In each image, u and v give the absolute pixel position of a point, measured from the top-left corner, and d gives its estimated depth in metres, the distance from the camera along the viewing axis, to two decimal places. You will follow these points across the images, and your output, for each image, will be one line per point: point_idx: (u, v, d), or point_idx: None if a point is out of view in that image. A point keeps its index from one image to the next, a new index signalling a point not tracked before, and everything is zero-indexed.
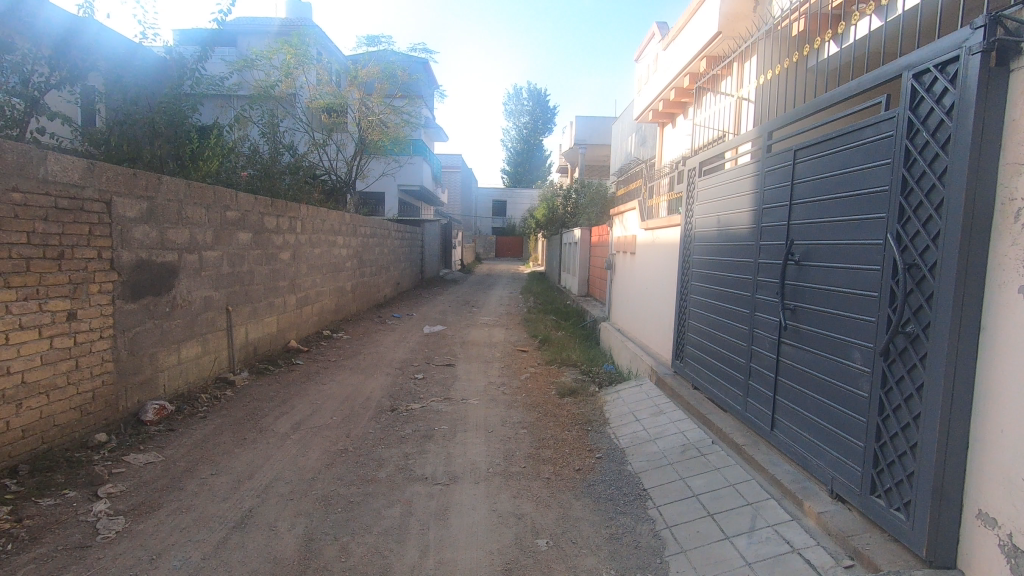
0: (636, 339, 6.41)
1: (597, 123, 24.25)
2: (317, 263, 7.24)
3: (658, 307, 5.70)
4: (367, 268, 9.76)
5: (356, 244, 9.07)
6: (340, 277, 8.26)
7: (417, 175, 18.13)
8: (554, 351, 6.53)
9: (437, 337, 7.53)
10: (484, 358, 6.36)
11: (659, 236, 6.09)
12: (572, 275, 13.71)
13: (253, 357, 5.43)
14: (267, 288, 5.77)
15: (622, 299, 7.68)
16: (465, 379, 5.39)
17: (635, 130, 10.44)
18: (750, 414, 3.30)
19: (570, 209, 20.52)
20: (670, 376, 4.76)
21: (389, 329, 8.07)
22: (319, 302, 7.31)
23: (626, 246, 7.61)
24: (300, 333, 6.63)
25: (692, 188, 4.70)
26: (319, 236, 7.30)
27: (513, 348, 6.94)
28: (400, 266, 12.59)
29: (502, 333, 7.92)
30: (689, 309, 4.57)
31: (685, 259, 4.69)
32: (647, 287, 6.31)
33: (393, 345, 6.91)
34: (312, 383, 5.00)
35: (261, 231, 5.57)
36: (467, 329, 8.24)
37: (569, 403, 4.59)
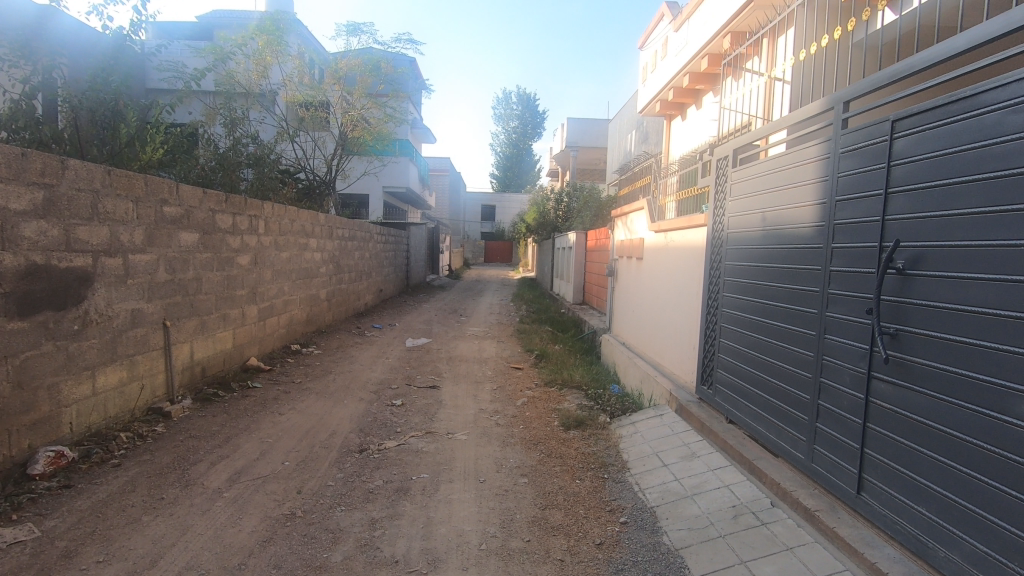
0: (646, 357, 5.66)
1: (590, 125, 23.59)
2: (284, 269, 6.41)
3: (675, 321, 4.96)
4: (345, 274, 8.93)
5: (332, 248, 8.25)
6: (313, 285, 7.42)
7: (402, 176, 17.31)
8: (553, 369, 5.76)
9: (421, 352, 6.73)
10: (473, 378, 5.56)
11: (671, 239, 5.36)
12: (566, 281, 12.96)
13: (200, 381, 4.60)
14: (220, 297, 4.94)
15: (626, 309, 6.94)
16: (450, 406, 4.59)
17: (635, 127, 9.75)
18: (821, 468, 2.55)
19: (563, 213, 19.78)
20: (694, 404, 4.01)
21: (367, 343, 7.24)
22: (286, 313, 6.48)
23: (630, 250, 6.87)
24: (263, 349, 5.80)
25: (720, 182, 3.94)
26: (287, 238, 6.47)
27: (506, 365, 6.16)
28: (383, 271, 11.75)
29: (493, 347, 7.13)
30: (719, 325, 3.82)
31: (713, 266, 3.95)
32: (658, 298, 5.57)
33: (370, 362, 6.08)
34: (267, 413, 4.18)
35: (212, 231, 4.75)
36: (455, 343, 7.44)
37: (576, 438, 3.81)
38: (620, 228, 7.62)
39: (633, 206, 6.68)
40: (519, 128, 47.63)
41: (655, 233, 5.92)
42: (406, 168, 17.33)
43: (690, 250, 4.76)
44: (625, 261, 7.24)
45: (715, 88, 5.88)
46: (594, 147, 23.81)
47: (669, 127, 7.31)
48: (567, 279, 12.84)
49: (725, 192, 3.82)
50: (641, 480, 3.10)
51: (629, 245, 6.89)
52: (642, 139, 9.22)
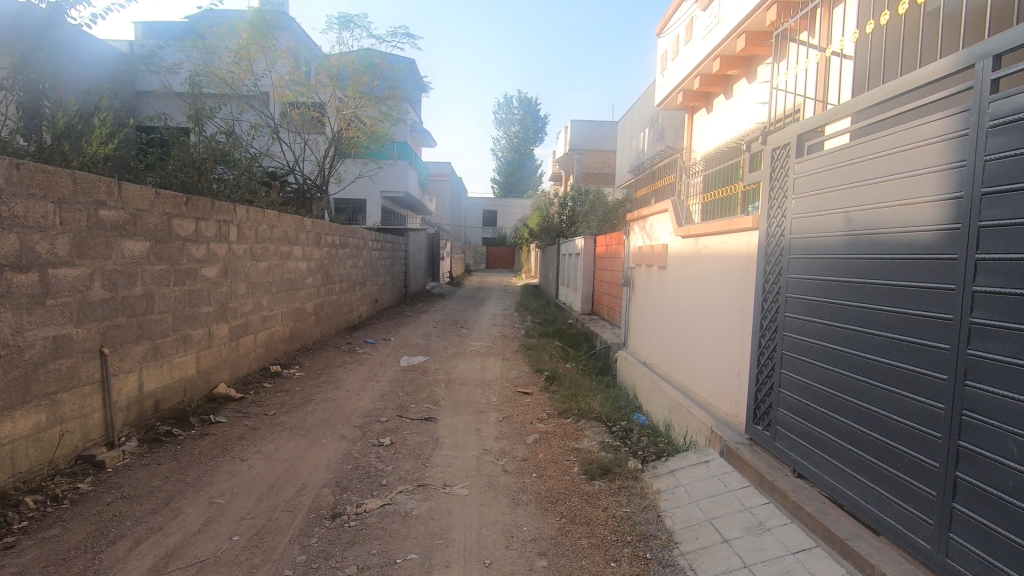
0: (676, 381, 4.93)
1: (593, 127, 22.92)
2: (262, 281, 5.70)
3: (714, 341, 4.23)
4: (335, 285, 8.22)
5: (320, 257, 7.54)
6: (298, 297, 6.72)
7: (401, 180, 16.62)
8: (567, 396, 5.02)
9: (417, 373, 6.00)
10: (476, 408, 4.83)
11: (702, 245, 4.63)
12: (573, 290, 12.25)
13: (152, 416, 3.89)
14: (179, 316, 4.23)
15: (646, 324, 6.20)
16: (448, 445, 3.87)
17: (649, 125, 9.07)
18: (962, 568, 1.81)
19: (568, 218, 19.08)
20: (744, 447, 3.27)
21: (357, 362, 6.52)
22: (264, 330, 5.77)
23: (650, 259, 6.14)
24: (234, 373, 5.09)
25: (777, 177, 3.21)
26: (265, 246, 5.76)
27: (513, 390, 5.43)
28: (378, 281, 11.03)
29: (497, 367, 6.39)
30: (780, 354, 3.07)
31: (770, 279, 3.22)
32: (688, 313, 4.84)
33: (357, 387, 5.35)
34: (227, 458, 3.47)
35: (167, 239, 4.05)
36: (455, 361, 6.70)
37: (603, 494, 3.09)
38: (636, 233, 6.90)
39: (654, 209, 5.97)
40: (521, 133, 47.04)
41: (681, 237, 5.19)
42: (405, 172, 16.63)
43: (731, 259, 4.02)
44: (643, 269, 6.50)
45: (749, 73, 5.17)
46: (598, 150, 23.12)
47: (690, 121, 6.60)
48: (575, 287, 12.10)
49: (786, 188, 3.08)
50: (696, 565, 2.37)
51: (649, 252, 6.16)
52: (658, 138, 8.51)
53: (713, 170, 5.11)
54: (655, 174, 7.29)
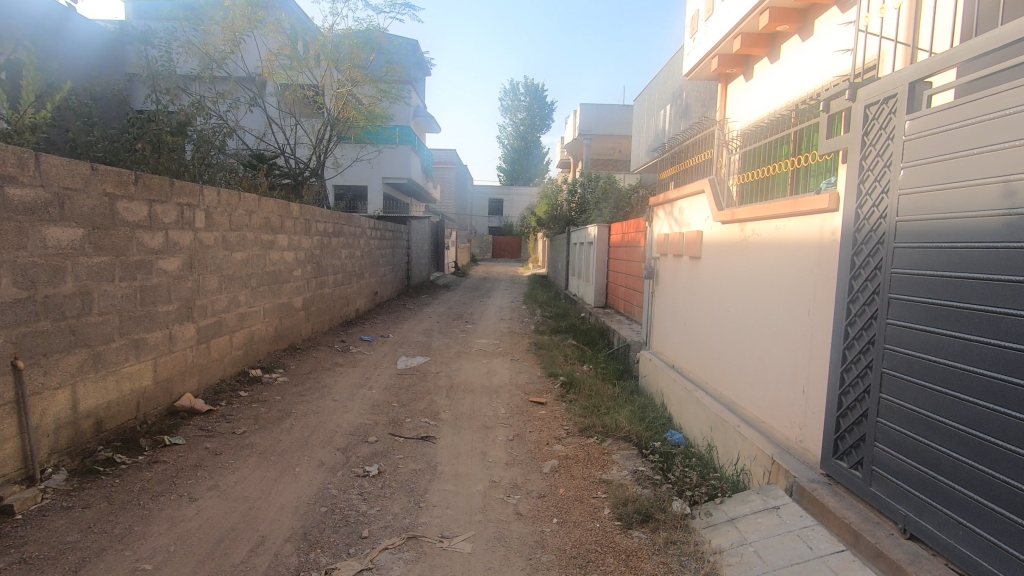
0: (716, 392, 4.23)
1: (604, 110, 21.98)
2: (238, 274, 5.02)
3: (768, 348, 3.52)
4: (327, 277, 7.53)
5: (310, 246, 6.85)
6: (283, 292, 6.04)
7: (403, 166, 15.89)
8: (587, 408, 4.32)
9: (415, 378, 5.31)
10: (481, 423, 4.13)
11: (748, 231, 3.88)
12: (585, 281, 11.51)
13: (92, 439, 3.22)
14: (129, 317, 3.56)
15: (673, 322, 5.48)
16: (448, 476, 3.17)
17: (672, 101, 8.26)
18: None
19: (577, 206, 18.31)
20: (824, 489, 2.58)
21: (349, 363, 5.84)
22: (241, 330, 5.09)
23: (679, 248, 5.38)
24: (203, 381, 4.42)
25: (875, 142, 2.46)
26: (242, 234, 5.06)
27: (524, 399, 4.73)
28: (377, 272, 10.34)
29: (505, 370, 5.69)
30: (877, 372, 2.37)
31: (862, 275, 2.49)
32: (730, 312, 4.12)
33: (346, 396, 4.66)
34: (173, 496, 2.79)
35: (110, 225, 3.37)
36: (459, 362, 6.01)
37: (644, 553, 2.40)
38: (661, 220, 6.15)
39: (685, 191, 5.20)
40: (527, 120, 46.06)
41: (719, 223, 4.43)
42: (407, 157, 15.90)
43: (790, 249, 3.29)
44: (669, 259, 5.75)
45: (803, 31, 4.37)
46: (607, 135, 22.24)
47: (724, 92, 5.80)
48: (587, 278, 11.37)
49: (891, 156, 2.34)
50: None
51: (678, 240, 5.40)
52: (683, 114, 7.71)
53: (760, 146, 4.34)
54: (685, 153, 6.47)
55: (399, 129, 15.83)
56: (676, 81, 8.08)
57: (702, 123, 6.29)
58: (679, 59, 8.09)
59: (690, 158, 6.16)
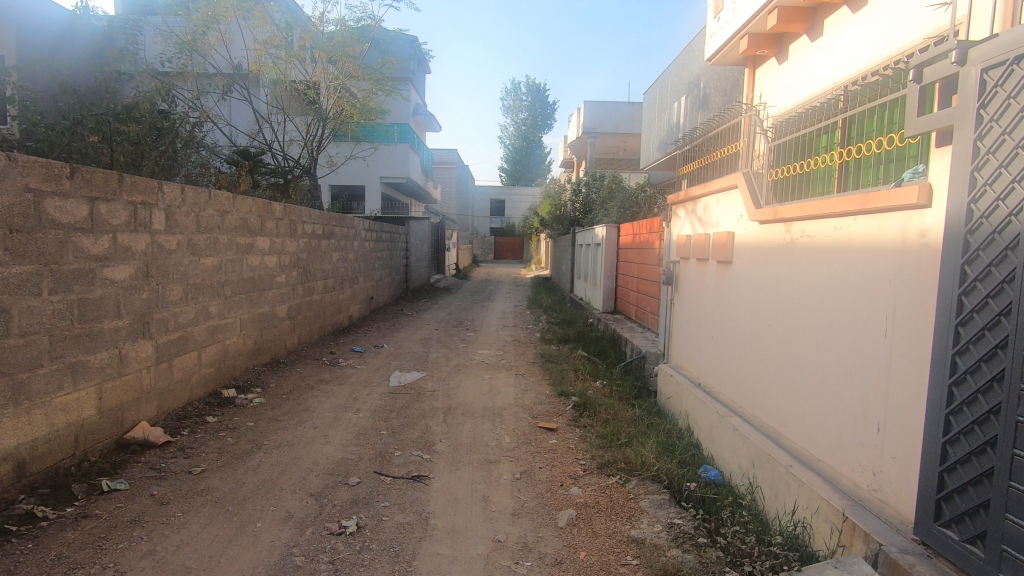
0: (756, 419, 3.67)
1: (609, 108, 21.41)
2: (208, 282, 4.45)
3: (826, 373, 2.96)
4: (316, 283, 6.96)
5: (297, 250, 6.29)
6: (264, 300, 5.48)
7: (402, 164, 15.33)
8: (605, 438, 3.74)
9: (408, 398, 4.73)
10: (483, 456, 3.55)
11: (796, 232, 3.33)
12: (593, 285, 10.93)
13: (10, 486, 2.63)
14: (64, 337, 2.99)
15: (698, 334, 4.92)
16: (441, 533, 2.59)
17: (688, 90, 7.69)
18: None
19: (582, 205, 17.75)
20: (925, 566, 2.00)
21: (337, 379, 5.27)
22: (211, 344, 4.52)
23: (704, 252, 4.82)
24: (164, 406, 3.85)
25: (998, 117, 1.87)
26: (212, 237, 4.49)
27: (531, 424, 4.14)
28: (372, 276, 9.77)
29: (509, 387, 5.11)
30: (1008, 421, 1.79)
31: (978, 290, 1.92)
32: (773, 327, 3.57)
33: (328, 421, 4.09)
34: (95, 569, 2.21)
35: (36, 229, 2.81)
36: (458, 378, 5.43)
37: None
38: (681, 220, 5.59)
39: (712, 187, 4.63)
40: (529, 119, 45.52)
41: (756, 223, 3.86)
42: (406, 155, 15.34)
43: (857, 255, 2.73)
44: (692, 264, 5.18)
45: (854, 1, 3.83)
46: (612, 133, 21.66)
47: (751, 76, 5.25)
48: (595, 282, 10.79)
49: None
50: None
51: (703, 242, 4.82)
52: (701, 105, 7.15)
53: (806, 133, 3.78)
54: (711, 147, 5.86)
55: (397, 127, 15.28)
56: (694, 69, 7.50)
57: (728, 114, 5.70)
58: (697, 46, 7.50)
59: (718, 151, 5.57)
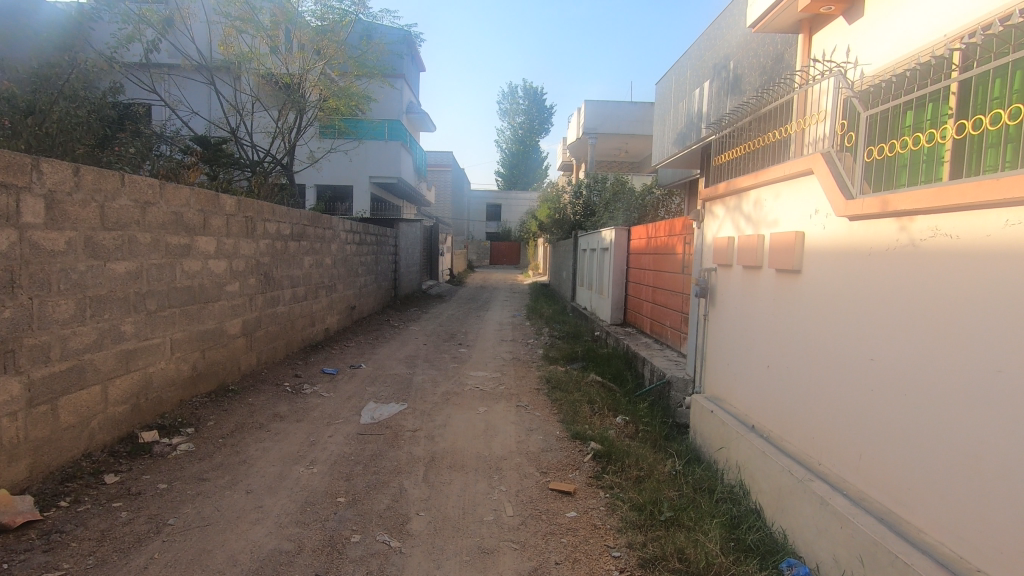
0: (848, 486, 2.74)
1: (610, 108, 20.55)
2: (120, 293, 3.43)
3: (988, 439, 2.03)
4: (280, 292, 5.92)
5: (256, 252, 5.26)
6: (208, 315, 4.45)
7: (391, 164, 14.34)
8: (644, 512, 2.77)
9: (381, 442, 3.70)
10: (475, 542, 2.54)
11: (920, 231, 2.39)
12: (599, 293, 9.94)
13: None
14: None
15: (746, 362, 3.97)
16: None
17: (715, 73, 6.72)
18: None
19: (582, 208, 16.81)
20: None
21: (295, 414, 4.24)
22: (124, 375, 3.48)
23: (755, 257, 3.85)
24: (41, 465, 2.82)
25: None
26: (127, 235, 3.48)
27: (540, 486, 3.13)
28: (354, 283, 8.74)
29: (509, 427, 4.08)
30: None
31: None
32: (876, 361, 2.63)
33: (269, 483, 3.06)
34: None
35: None
36: (446, 411, 4.41)
37: None
38: (717, 221, 4.63)
39: (771, 175, 3.67)
40: (526, 123, 44.68)
41: (842, 219, 2.90)
42: (396, 154, 14.37)
43: None
44: (735, 272, 4.23)
45: None
46: (613, 135, 20.76)
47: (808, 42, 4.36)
48: (601, 290, 9.79)
49: None
50: None
51: (755, 245, 3.84)
52: (732, 88, 6.19)
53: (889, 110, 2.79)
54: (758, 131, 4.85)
55: (386, 123, 14.31)
56: (723, 48, 6.54)
57: (785, 90, 4.69)
58: (727, 21, 6.54)
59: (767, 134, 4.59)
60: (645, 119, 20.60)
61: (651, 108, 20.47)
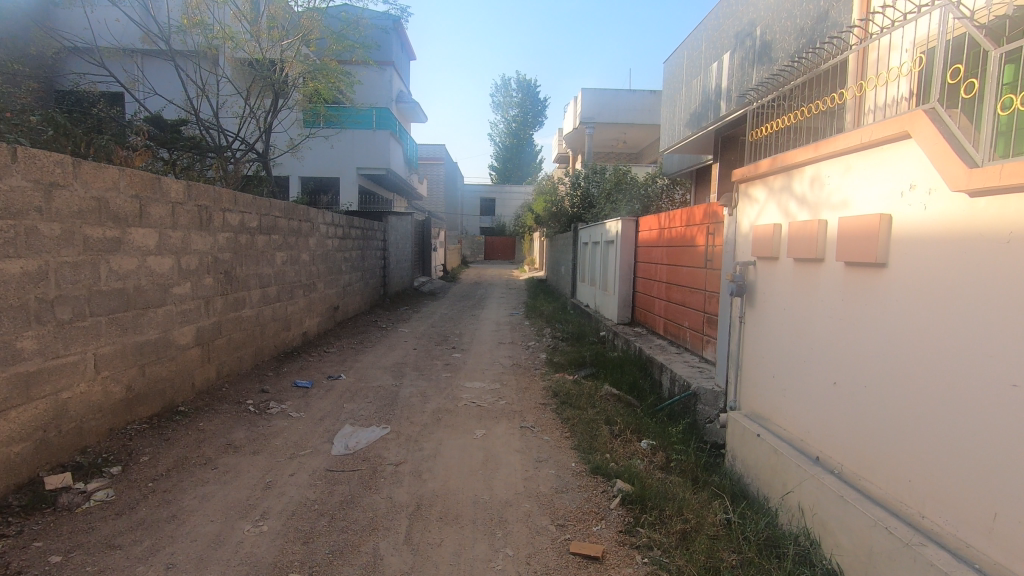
0: (978, 556, 2.04)
1: (609, 96, 19.78)
2: (16, 299, 2.68)
3: None
4: (246, 293, 5.16)
5: (213, 247, 4.50)
6: (148, 323, 3.69)
7: (380, 154, 13.50)
8: None
9: (355, 482, 2.97)
10: None
11: None
12: (603, 290, 9.22)
13: None
14: None
15: (801, 376, 3.27)
16: None
17: (739, 42, 6.00)
18: None
19: (580, 200, 16.05)
20: None
21: (252, 444, 3.48)
22: (23, 405, 2.71)
23: (814, 246, 3.13)
24: None
25: None
26: (22, 225, 2.71)
27: (557, 548, 2.41)
28: (337, 281, 7.97)
29: (513, 458, 3.34)
30: None
31: None
32: (1021, 389, 1.93)
33: (200, 551, 2.31)
34: None
35: None
36: (436, 436, 3.67)
37: None
38: (756, 205, 3.91)
39: (841, 144, 2.94)
40: (521, 115, 43.82)
41: (962, 195, 2.19)
42: (386, 143, 13.50)
43: None
44: (784, 266, 3.51)
45: None
46: (611, 125, 20.01)
47: None
48: (606, 287, 9.06)
49: None
50: None
51: (813, 233, 3.14)
52: (761, 57, 5.48)
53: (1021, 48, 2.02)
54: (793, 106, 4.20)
55: (374, 110, 13.45)
56: (748, 13, 5.81)
57: (838, 51, 3.96)
58: None
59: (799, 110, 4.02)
60: (645, 108, 19.84)
61: (650, 97, 19.72)
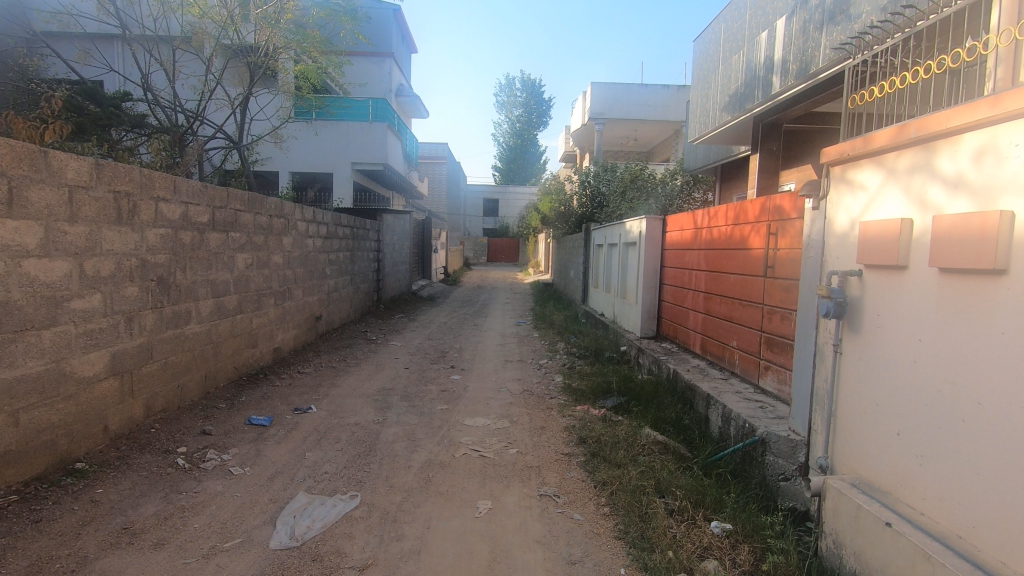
0: None
1: (620, 91, 18.72)
2: None
3: None
4: (192, 304, 4.13)
5: (138, 247, 3.47)
6: (24, 351, 2.66)
7: (377, 148, 12.47)
8: None
9: None
10: None
11: None
12: (623, 298, 8.17)
13: None
14: None
15: (956, 443, 2.23)
16: None
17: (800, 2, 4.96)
18: None
19: (590, 200, 14.98)
20: None
21: (158, 530, 2.43)
22: None
23: (989, 250, 2.08)
24: None
25: None
26: None
27: None
28: (319, 288, 6.93)
29: (533, 557, 2.30)
30: None
31: None
32: None
33: None
34: None
35: None
36: (422, 513, 2.62)
37: None
38: (864, 193, 2.86)
39: None
40: (525, 115, 42.80)
41: None
42: (383, 137, 12.46)
43: None
44: (919, 278, 2.47)
45: None
46: (623, 121, 18.91)
47: None
48: (626, 295, 8.01)
49: None
50: None
51: (985, 231, 2.09)
52: (834, 16, 4.45)
53: None
54: (853, 75, 3.17)
55: (371, 101, 12.39)
56: None
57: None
58: None
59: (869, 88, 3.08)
60: (658, 103, 18.76)
61: (663, 91, 18.64)
